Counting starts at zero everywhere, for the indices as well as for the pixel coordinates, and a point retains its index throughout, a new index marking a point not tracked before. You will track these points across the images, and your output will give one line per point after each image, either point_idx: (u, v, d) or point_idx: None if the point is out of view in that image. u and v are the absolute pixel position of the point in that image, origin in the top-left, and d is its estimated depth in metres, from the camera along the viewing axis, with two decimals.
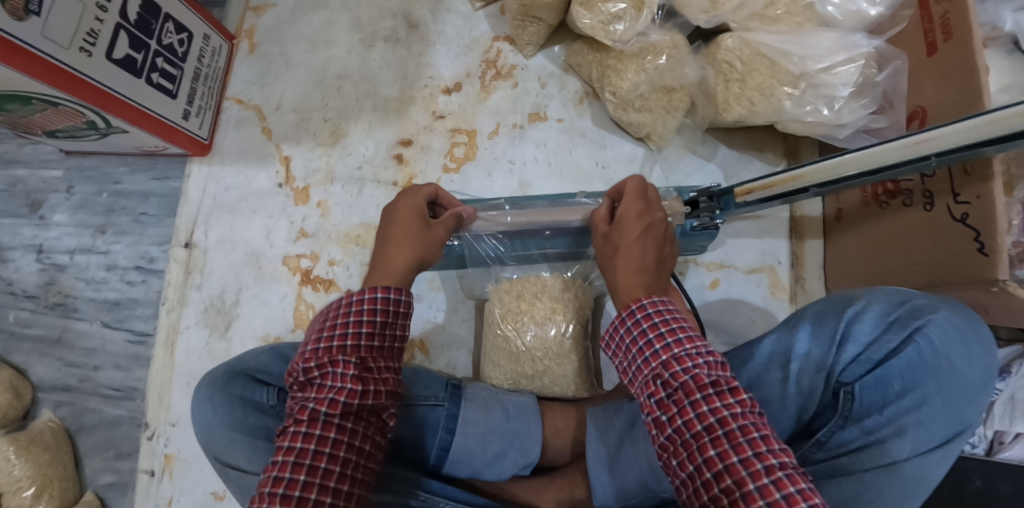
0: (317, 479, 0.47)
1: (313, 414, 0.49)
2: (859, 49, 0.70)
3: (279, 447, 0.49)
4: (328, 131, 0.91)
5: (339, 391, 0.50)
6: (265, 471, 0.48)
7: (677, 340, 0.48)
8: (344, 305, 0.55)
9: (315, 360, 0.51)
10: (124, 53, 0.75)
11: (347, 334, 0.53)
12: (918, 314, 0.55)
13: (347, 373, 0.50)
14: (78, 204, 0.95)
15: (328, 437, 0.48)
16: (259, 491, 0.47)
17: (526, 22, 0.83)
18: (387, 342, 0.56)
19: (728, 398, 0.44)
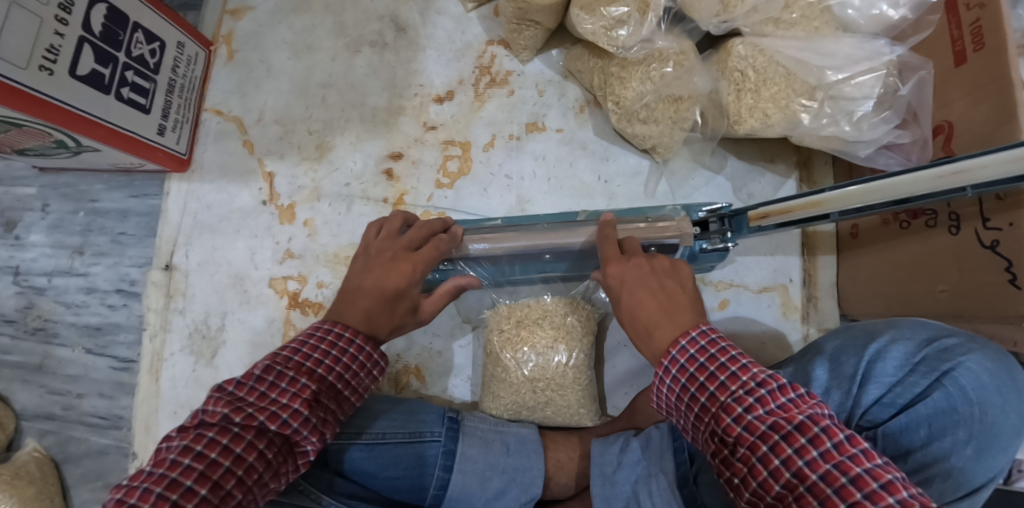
0: (215, 499, 0.44)
1: (245, 428, 0.46)
2: (882, 58, 0.65)
3: (188, 443, 0.45)
4: (313, 144, 0.86)
5: (284, 408, 0.48)
6: (160, 467, 0.44)
7: (718, 385, 0.48)
8: (317, 334, 0.55)
9: (271, 373, 0.50)
10: (90, 69, 0.70)
11: (311, 359, 0.52)
12: (946, 356, 0.51)
13: (301, 398, 0.49)
14: (54, 224, 0.90)
15: (245, 458, 0.45)
16: (145, 487, 0.42)
17: (522, 26, 0.77)
18: (349, 388, 0.55)
19: (799, 439, 0.42)
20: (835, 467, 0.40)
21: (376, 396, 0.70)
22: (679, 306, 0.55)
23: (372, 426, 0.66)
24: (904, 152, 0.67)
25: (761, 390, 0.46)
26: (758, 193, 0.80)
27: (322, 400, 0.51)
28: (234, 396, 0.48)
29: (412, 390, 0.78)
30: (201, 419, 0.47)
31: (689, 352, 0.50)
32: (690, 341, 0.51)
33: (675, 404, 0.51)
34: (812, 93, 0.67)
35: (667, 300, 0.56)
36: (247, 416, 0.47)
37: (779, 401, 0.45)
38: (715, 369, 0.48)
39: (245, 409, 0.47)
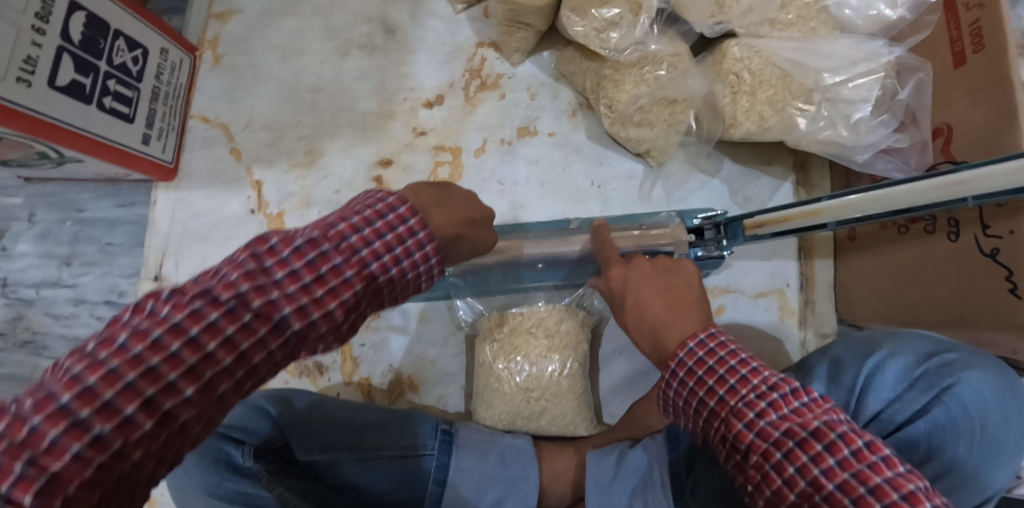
0: (201, 398, 0.37)
1: (258, 320, 0.38)
2: (880, 59, 0.63)
3: (182, 320, 0.36)
4: (302, 150, 0.84)
5: (317, 303, 0.40)
6: (140, 339, 0.35)
7: (728, 389, 0.46)
8: (379, 216, 0.46)
9: (313, 256, 0.41)
10: (70, 79, 0.69)
11: (360, 248, 0.43)
12: (946, 371, 0.51)
13: (338, 299, 0.41)
14: (42, 234, 0.88)
15: (251, 355, 0.38)
16: (120, 361, 0.34)
17: (513, 28, 0.76)
18: (384, 294, 0.47)
19: (814, 446, 0.41)
20: (853, 476, 0.39)
21: (369, 408, 0.70)
22: (688, 305, 0.55)
23: (366, 440, 0.65)
24: (904, 156, 0.65)
25: (773, 394, 0.44)
26: (755, 196, 0.78)
27: (360, 303, 0.44)
28: (258, 267, 0.39)
29: (406, 400, 0.78)
30: (208, 287, 0.38)
31: (697, 355, 0.49)
32: (697, 343, 0.50)
33: (684, 408, 0.51)
34: (809, 96, 0.65)
35: (676, 298, 0.55)
36: (270, 303, 0.39)
37: (792, 405, 0.44)
38: (724, 373, 0.47)
39: (269, 293, 0.39)
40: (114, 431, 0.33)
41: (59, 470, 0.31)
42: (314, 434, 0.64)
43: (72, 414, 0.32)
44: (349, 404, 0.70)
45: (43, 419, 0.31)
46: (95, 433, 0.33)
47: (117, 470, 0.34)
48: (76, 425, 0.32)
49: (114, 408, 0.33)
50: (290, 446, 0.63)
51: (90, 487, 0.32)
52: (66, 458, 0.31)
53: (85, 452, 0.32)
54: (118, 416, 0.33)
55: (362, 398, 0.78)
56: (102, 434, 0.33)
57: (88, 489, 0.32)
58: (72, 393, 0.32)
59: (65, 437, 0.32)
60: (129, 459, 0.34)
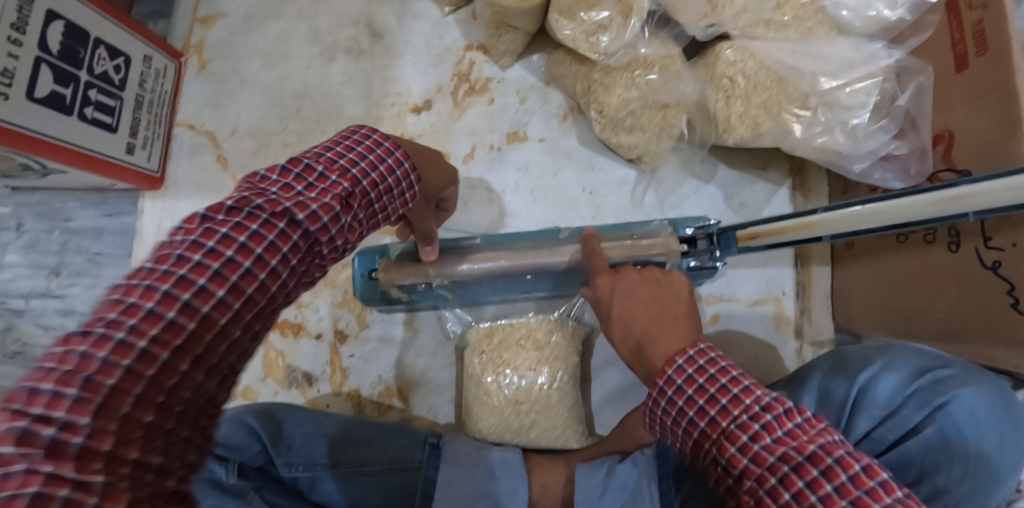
0: (235, 301, 0.40)
1: (266, 226, 0.42)
2: (879, 62, 0.61)
3: (198, 238, 0.40)
4: (288, 157, 0.83)
5: (315, 205, 0.44)
6: (162, 260, 0.39)
7: (719, 410, 0.45)
8: (354, 137, 0.50)
9: (297, 171, 0.46)
10: (49, 90, 0.67)
11: (345, 160, 0.48)
12: (940, 389, 0.50)
13: (331, 195, 0.45)
14: (30, 244, 0.87)
15: (268, 261, 0.42)
16: (145, 284, 0.37)
17: (501, 31, 0.74)
18: (380, 210, 0.51)
19: (810, 471, 0.39)
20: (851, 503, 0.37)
21: (355, 422, 0.69)
22: (677, 320, 0.52)
23: (349, 455, 0.64)
24: (903, 164, 0.63)
25: (766, 415, 0.42)
26: (750, 201, 0.76)
27: (353, 202, 0.47)
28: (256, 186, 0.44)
29: (395, 411, 0.77)
30: (214, 209, 0.42)
31: (686, 372, 0.47)
32: (687, 360, 0.47)
33: (673, 428, 0.49)
34: (805, 100, 0.63)
35: (665, 312, 0.53)
36: (272, 207, 0.42)
37: (786, 426, 0.42)
38: (716, 392, 0.45)
39: (269, 199, 0.43)
40: (158, 340, 0.36)
41: (115, 384, 0.34)
42: (299, 449, 0.63)
43: (113, 338, 0.35)
44: (335, 418, 0.69)
45: (89, 346, 0.34)
46: (142, 344, 0.35)
47: (171, 378, 0.37)
48: (122, 345, 0.35)
49: (156, 316, 0.37)
50: (274, 463, 0.62)
51: (145, 401, 0.35)
52: (118, 374, 0.34)
53: (136, 364, 0.35)
54: (163, 320, 0.37)
55: (351, 409, 0.77)
56: (147, 346, 0.36)
57: (146, 397, 0.35)
58: (119, 310, 0.36)
59: (113, 357, 0.34)
60: (177, 370, 0.37)
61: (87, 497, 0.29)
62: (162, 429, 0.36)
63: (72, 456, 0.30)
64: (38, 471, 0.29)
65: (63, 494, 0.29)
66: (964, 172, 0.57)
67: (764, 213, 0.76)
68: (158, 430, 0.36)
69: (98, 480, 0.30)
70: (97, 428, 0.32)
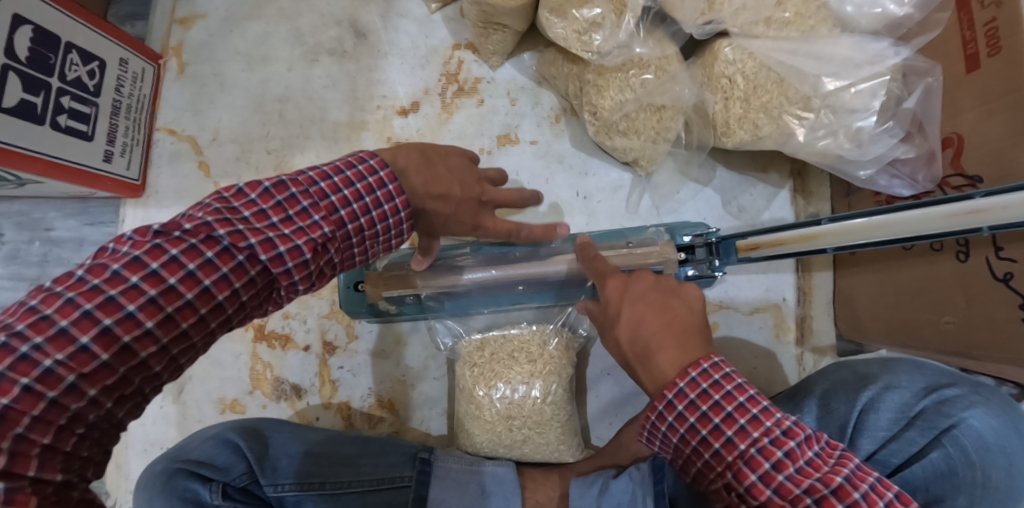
0: (162, 333, 0.39)
1: (221, 257, 0.40)
2: (885, 61, 0.58)
3: (142, 256, 0.38)
4: (272, 164, 0.80)
5: (288, 245, 0.42)
6: (94, 271, 0.37)
7: (738, 432, 0.42)
8: (352, 162, 0.47)
9: (277, 199, 0.43)
10: (18, 99, 0.65)
11: (330, 195, 0.44)
12: (946, 410, 0.48)
13: (305, 237, 0.42)
14: (11, 255, 0.84)
15: (212, 295, 0.40)
16: (67, 296, 0.35)
17: (489, 30, 0.71)
18: (360, 251, 0.48)
19: (834, 505, 0.39)
20: None
21: (341, 437, 0.66)
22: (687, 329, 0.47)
23: (338, 474, 0.62)
24: (911, 170, 0.60)
25: (790, 443, 0.41)
26: (749, 206, 0.74)
27: (329, 247, 0.44)
28: (228, 208, 0.42)
29: (385, 424, 0.75)
30: (172, 226, 0.40)
31: (699, 386, 0.43)
32: (700, 373, 0.43)
33: (676, 444, 0.45)
34: (807, 102, 0.60)
35: (674, 320, 0.47)
36: (235, 238, 0.40)
37: (807, 455, 0.41)
38: (732, 410, 0.42)
39: (234, 229, 0.40)
40: (67, 362, 0.35)
41: (8, 404, 0.33)
42: (286, 468, 0.61)
43: (15, 351, 0.34)
44: (322, 433, 0.66)
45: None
46: (46, 364, 0.34)
47: (76, 402, 0.36)
48: (22, 361, 0.34)
49: (67, 338, 0.35)
50: (259, 483, 0.59)
51: (43, 425, 0.34)
52: (13, 392, 0.33)
53: (36, 384, 0.34)
54: (75, 345, 0.35)
55: (341, 423, 0.75)
56: (52, 366, 0.34)
57: (43, 420, 0.34)
58: (29, 322, 0.34)
59: (10, 373, 0.33)
60: (84, 397, 0.36)
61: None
62: (60, 453, 0.35)
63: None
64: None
65: None
66: (974, 178, 0.54)
67: (764, 218, 0.74)
68: (55, 450, 0.35)
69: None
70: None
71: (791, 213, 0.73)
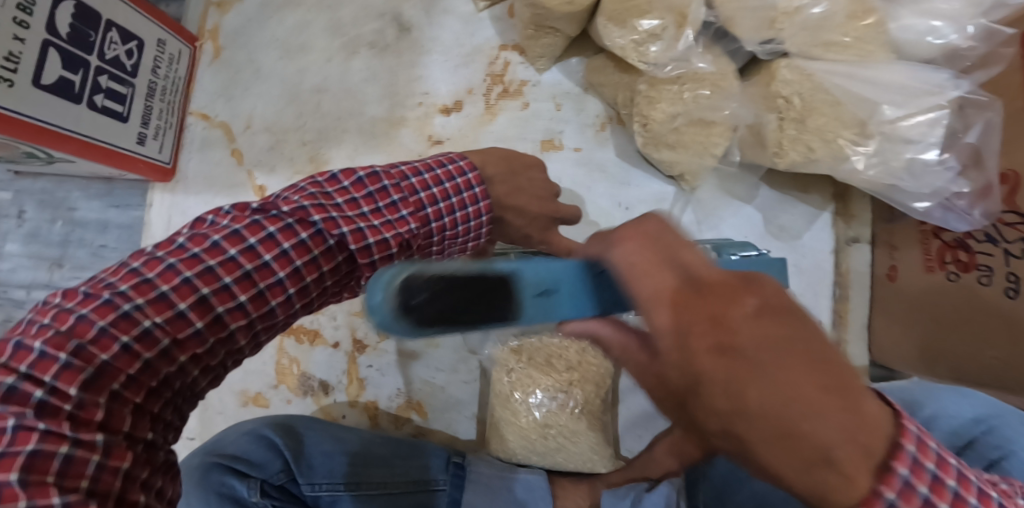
0: (250, 308, 0.40)
1: (314, 239, 0.42)
2: (947, 92, 0.58)
3: (241, 230, 0.40)
4: (307, 156, 0.79)
5: (380, 237, 0.44)
6: (191, 239, 0.39)
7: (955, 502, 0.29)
8: (440, 162, 0.51)
9: (371, 190, 0.45)
10: (57, 76, 0.62)
11: (420, 193, 0.48)
12: (996, 442, 0.48)
13: (394, 231, 0.45)
14: (32, 234, 0.82)
15: (301, 276, 0.41)
16: (167, 261, 0.38)
17: (539, 33, 0.70)
18: (437, 247, 0.51)
19: None
20: None
21: (374, 438, 0.66)
22: (742, 295, 0.26)
23: (370, 474, 0.62)
24: (966, 202, 0.59)
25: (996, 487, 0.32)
26: (789, 225, 0.74)
27: (412, 243, 0.47)
28: (323, 193, 0.44)
29: (411, 425, 0.74)
30: (269, 206, 0.42)
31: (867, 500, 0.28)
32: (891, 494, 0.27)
33: None
34: (862, 128, 0.59)
35: (646, 246, 0.28)
36: (330, 225, 0.42)
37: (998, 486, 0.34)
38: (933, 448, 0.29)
39: (329, 215, 0.42)
40: (164, 326, 0.37)
41: (107, 361, 0.34)
42: (321, 467, 0.60)
43: (118, 308, 0.35)
44: (353, 432, 0.66)
45: (91, 311, 0.35)
46: (145, 325, 0.36)
47: (168, 365, 0.38)
48: (123, 319, 0.35)
49: (166, 303, 0.37)
50: (296, 482, 0.59)
51: (136, 384, 0.36)
52: (113, 350, 0.35)
53: (134, 344, 0.36)
54: (172, 311, 0.37)
55: (366, 422, 0.75)
56: (151, 327, 0.36)
57: (138, 381, 0.36)
58: (132, 284, 0.36)
59: (112, 329, 0.35)
60: (173, 360, 0.38)
61: (89, 455, 0.32)
62: (148, 413, 0.37)
63: (67, 417, 0.32)
64: (33, 427, 0.30)
65: (63, 450, 0.31)
66: None
67: (804, 239, 0.74)
68: (144, 411, 0.37)
69: (97, 439, 0.32)
70: (87, 400, 0.33)
71: (831, 235, 0.74)
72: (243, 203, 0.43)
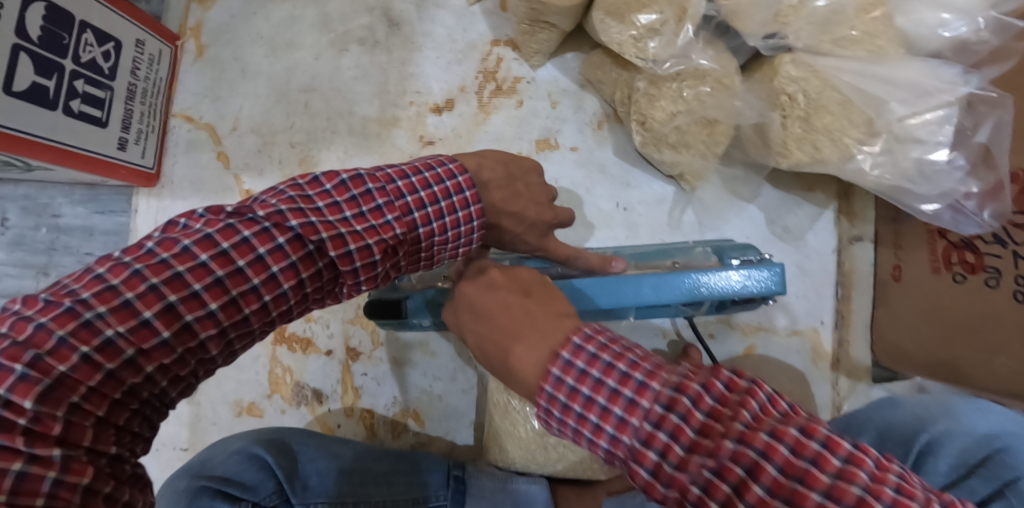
0: (221, 315, 0.38)
1: (292, 244, 0.39)
2: (958, 89, 0.55)
3: (214, 234, 0.38)
4: (295, 159, 0.76)
5: (362, 243, 0.41)
6: (159, 242, 0.37)
7: (617, 423, 0.33)
8: (431, 164, 0.47)
9: (353, 194, 0.42)
10: (30, 82, 0.60)
11: (408, 196, 0.44)
12: (1013, 463, 0.44)
13: (378, 237, 0.42)
14: (15, 241, 0.79)
15: (276, 282, 0.39)
16: (131, 264, 0.35)
17: (535, 28, 0.67)
18: (428, 253, 0.47)
19: (746, 455, 0.29)
20: (772, 435, 0.28)
21: (372, 454, 0.64)
22: (506, 276, 0.46)
23: (369, 494, 0.61)
24: (976, 204, 0.57)
25: (693, 384, 0.32)
26: (794, 226, 0.73)
27: (399, 250, 0.44)
28: (301, 197, 0.41)
29: (410, 435, 0.73)
30: (245, 208, 0.40)
31: (567, 383, 0.35)
32: (589, 359, 0.34)
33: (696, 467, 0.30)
34: (870, 126, 0.57)
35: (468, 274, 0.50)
36: (308, 230, 0.39)
37: (723, 377, 0.32)
38: (583, 365, 0.35)
39: (307, 220, 0.40)
40: (128, 336, 0.34)
41: (66, 373, 0.32)
42: (316, 487, 0.59)
43: (80, 317, 0.33)
44: (349, 447, 0.64)
45: (50, 319, 0.32)
46: (108, 334, 0.33)
47: (133, 377, 0.35)
48: (85, 328, 0.33)
49: (131, 311, 0.34)
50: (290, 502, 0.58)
51: (99, 397, 0.33)
52: (72, 361, 0.32)
53: (96, 354, 0.33)
54: (137, 319, 0.35)
55: (364, 432, 0.73)
56: (114, 337, 0.34)
57: (99, 392, 0.33)
58: (94, 291, 0.34)
59: (71, 339, 0.32)
60: (140, 372, 0.35)
61: (44, 472, 0.29)
62: (113, 427, 0.34)
63: (21, 432, 0.29)
64: None
65: (17, 467, 0.28)
66: None
67: (806, 238, 0.73)
68: (108, 424, 0.34)
69: (54, 455, 0.30)
70: (43, 414, 0.30)
71: (834, 233, 0.73)
72: (219, 207, 0.40)
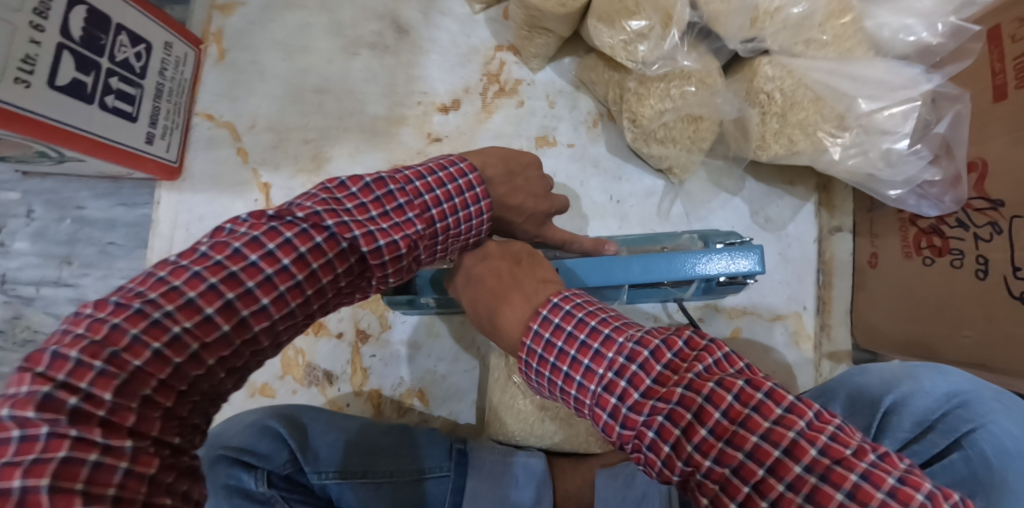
0: (270, 309, 0.41)
1: (328, 242, 0.43)
2: (919, 86, 0.61)
3: (259, 236, 0.41)
4: (309, 154, 0.82)
5: (389, 238, 0.45)
6: (209, 244, 0.40)
7: (584, 373, 0.40)
8: (443, 164, 0.52)
9: (377, 194, 0.47)
10: (70, 78, 0.65)
11: (425, 195, 0.49)
12: (969, 416, 0.50)
13: (402, 233, 0.46)
14: (39, 232, 0.84)
15: (316, 277, 0.42)
16: (188, 265, 0.38)
17: (534, 33, 0.73)
18: (442, 248, 0.52)
19: (694, 401, 0.35)
20: (718, 385, 0.34)
21: (381, 428, 0.68)
22: (497, 248, 0.53)
23: (379, 464, 0.64)
24: (938, 191, 0.63)
25: (655, 340, 0.38)
26: (775, 217, 0.78)
27: (420, 245, 0.48)
28: (333, 199, 0.45)
29: (414, 413, 0.77)
30: (284, 211, 0.43)
31: (544, 337, 0.42)
32: (564, 316, 0.42)
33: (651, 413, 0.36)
34: (841, 121, 0.63)
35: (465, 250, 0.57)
36: (342, 228, 0.43)
37: (684, 336, 0.38)
38: (559, 321, 0.42)
39: (341, 220, 0.44)
40: (192, 330, 0.37)
41: (140, 366, 0.35)
42: (327, 457, 0.62)
43: (149, 316, 0.36)
44: (356, 422, 0.68)
45: (123, 320, 0.35)
46: (175, 331, 0.36)
47: (196, 369, 0.38)
48: (155, 325, 0.36)
49: (195, 308, 0.37)
50: (303, 471, 0.60)
51: (166, 389, 0.36)
52: (145, 355, 0.35)
53: (165, 349, 0.36)
54: (200, 315, 0.38)
55: (371, 410, 0.77)
56: (180, 333, 0.37)
57: (168, 385, 0.36)
58: (160, 292, 0.37)
59: (144, 336, 0.35)
60: (202, 363, 0.38)
61: (117, 462, 0.31)
62: (176, 417, 0.37)
63: (98, 423, 0.32)
64: (64, 434, 0.30)
65: (93, 457, 0.30)
66: (995, 201, 0.57)
67: (788, 229, 0.78)
68: (172, 415, 0.37)
69: (126, 446, 0.32)
70: (119, 405, 0.33)
71: (814, 224, 0.78)
72: (258, 211, 0.43)
